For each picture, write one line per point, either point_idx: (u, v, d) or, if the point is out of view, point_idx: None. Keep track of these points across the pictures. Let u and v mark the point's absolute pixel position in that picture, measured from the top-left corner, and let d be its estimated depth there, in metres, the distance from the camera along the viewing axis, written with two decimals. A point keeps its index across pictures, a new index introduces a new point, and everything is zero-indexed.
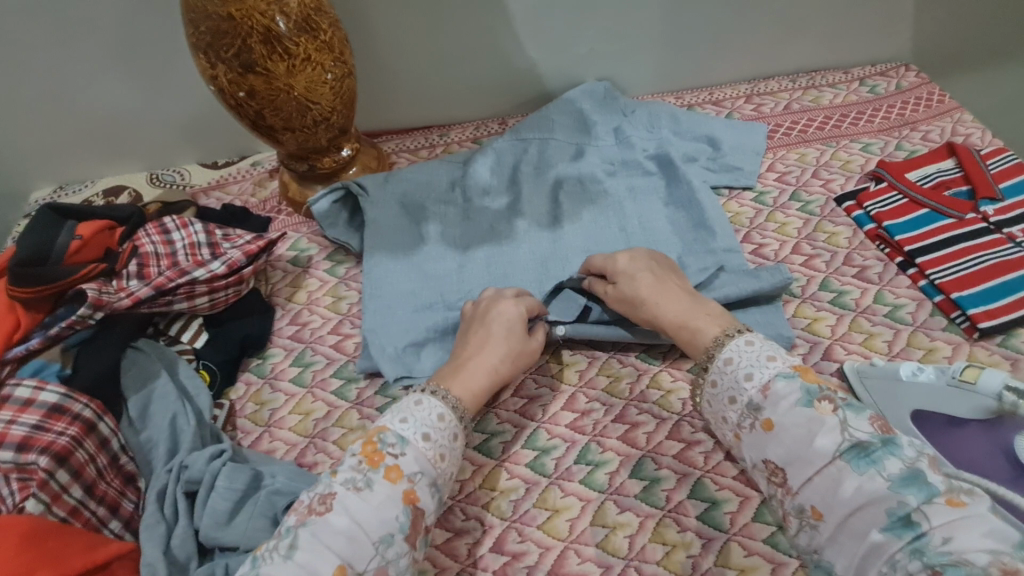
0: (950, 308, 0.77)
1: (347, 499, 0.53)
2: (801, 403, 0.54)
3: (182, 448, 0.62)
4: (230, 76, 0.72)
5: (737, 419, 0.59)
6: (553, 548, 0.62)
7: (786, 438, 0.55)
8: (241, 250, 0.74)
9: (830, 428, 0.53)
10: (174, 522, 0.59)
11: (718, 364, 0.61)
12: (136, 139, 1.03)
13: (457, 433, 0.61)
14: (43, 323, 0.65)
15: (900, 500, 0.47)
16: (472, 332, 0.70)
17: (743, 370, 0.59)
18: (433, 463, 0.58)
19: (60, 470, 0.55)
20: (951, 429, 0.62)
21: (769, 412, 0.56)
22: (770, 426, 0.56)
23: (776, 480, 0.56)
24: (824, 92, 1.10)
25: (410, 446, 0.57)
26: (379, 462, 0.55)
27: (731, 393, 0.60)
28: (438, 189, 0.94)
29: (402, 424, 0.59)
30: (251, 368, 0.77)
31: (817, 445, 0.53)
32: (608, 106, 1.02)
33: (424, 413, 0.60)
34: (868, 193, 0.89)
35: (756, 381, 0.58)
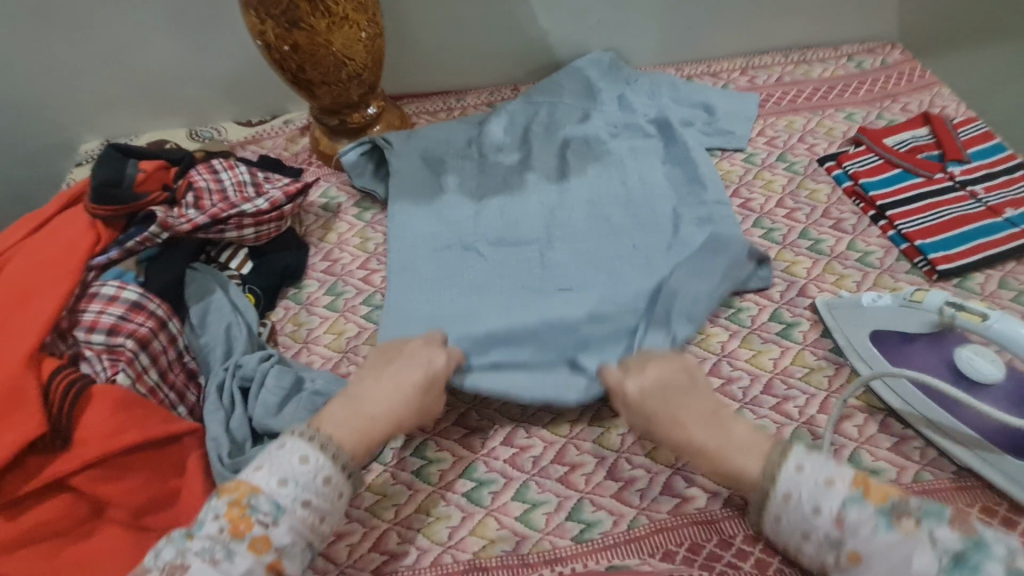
0: (914, 254, 0.86)
1: (201, 572, 0.50)
2: (884, 528, 0.50)
3: (237, 351, 0.72)
4: (277, 31, 0.81)
5: (816, 552, 0.54)
6: (555, 443, 0.73)
7: (880, 567, 0.49)
8: (282, 190, 0.84)
9: (922, 545, 0.48)
10: (231, 410, 0.69)
11: (778, 500, 0.55)
12: (178, 96, 1.12)
13: (344, 491, 0.59)
14: (118, 240, 0.73)
15: None
16: (378, 385, 0.65)
17: (809, 504, 0.53)
18: (309, 527, 0.56)
19: (142, 354, 0.65)
20: (900, 351, 0.72)
21: (853, 541, 0.51)
22: (857, 557, 0.51)
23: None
24: (814, 67, 1.18)
25: (286, 513, 0.54)
26: (244, 532, 0.52)
27: (803, 528, 0.54)
28: (456, 146, 1.04)
29: (279, 487, 0.55)
30: (289, 295, 0.87)
31: (915, 565, 0.48)
32: (613, 75, 1.11)
33: (306, 473, 0.56)
34: (848, 155, 0.99)
35: (825, 513, 0.52)
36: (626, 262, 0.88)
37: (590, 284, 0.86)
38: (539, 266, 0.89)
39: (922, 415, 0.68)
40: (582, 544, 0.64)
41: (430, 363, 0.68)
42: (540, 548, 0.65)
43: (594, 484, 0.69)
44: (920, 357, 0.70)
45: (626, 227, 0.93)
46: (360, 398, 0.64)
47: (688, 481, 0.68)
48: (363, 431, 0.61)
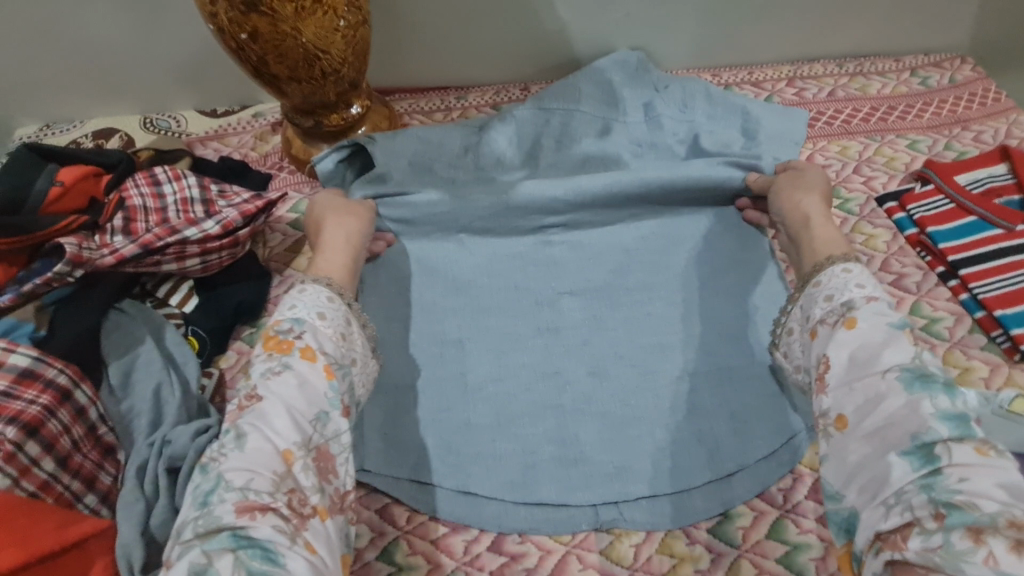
0: (991, 325, 0.73)
1: (278, 387, 0.50)
2: (893, 324, 0.51)
3: (166, 422, 0.58)
4: (231, 14, 0.64)
5: (821, 315, 0.57)
6: (554, 552, 0.60)
7: (862, 339, 0.51)
8: (238, 209, 0.69)
9: (905, 347, 0.50)
10: (154, 500, 0.56)
11: (834, 270, 0.59)
12: (129, 77, 0.95)
13: (350, 317, 0.60)
14: (16, 278, 0.61)
15: (933, 428, 0.45)
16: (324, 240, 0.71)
17: (854, 280, 0.57)
18: (337, 341, 0.56)
19: (29, 443, 0.51)
20: None
21: (858, 311, 0.53)
22: (852, 324, 0.53)
23: (820, 374, 0.53)
24: (873, 81, 1.02)
25: (310, 328, 0.55)
26: (290, 347, 0.52)
27: (830, 293, 0.57)
28: (451, 155, 0.87)
29: (292, 310, 0.56)
30: (244, 337, 0.71)
31: (885, 357, 0.49)
32: (639, 80, 0.94)
33: (313, 298, 0.58)
34: (913, 195, 0.84)
35: (864, 290, 0.55)
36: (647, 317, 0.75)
37: (592, 287, 0.77)
38: (533, 263, 0.79)
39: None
40: None
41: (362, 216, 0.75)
42: None
43: None
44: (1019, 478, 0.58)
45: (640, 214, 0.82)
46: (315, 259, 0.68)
47: None
48: (341, 274, 0.66)
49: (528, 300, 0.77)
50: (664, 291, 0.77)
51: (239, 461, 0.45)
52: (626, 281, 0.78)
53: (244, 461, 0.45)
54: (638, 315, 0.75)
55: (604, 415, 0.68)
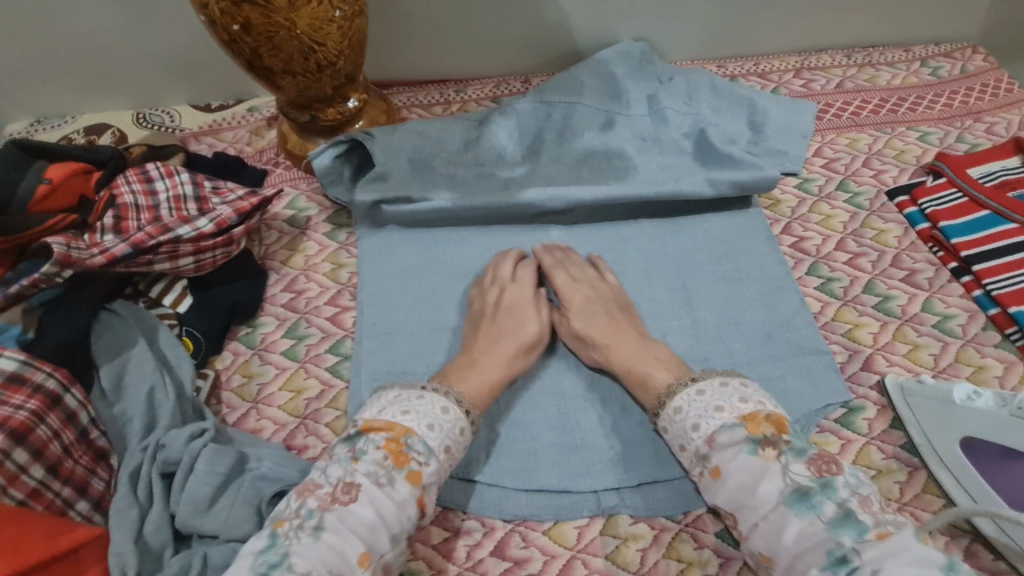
0: (1006, 323, 0.71)
1: (372, 495, 0.50)
2: (747, 452, 0.52)
3: (160, 425, 0.57)
4: (223, 5, 0.62)
5: (690, 464, 0.56)
6: (560, 557, 0.58)
7: (732, 485, 0.52)
8: (232, 207, 0.68)
9: (772, 474, 0.50)
10: (149, 506, 0.54)
11: (668, 412, 0.58)
12: (120, 72, 0.93)
13: (470, 443, 0.58)
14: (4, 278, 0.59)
15: (836, 542, 0.47)
16: (543, 328, 0.68)
17: (690, 421, 0.56)
18: (445, 470, 0.55)
19: (17, 449, 0.49)
20: (1004, 461, 0.59)
21: (714, 458, 0.53)
22: (718, 474, 0.53)
23: (731, 523, 0.53)
24: (882, 72, 0.99)
25: (435, 456, 0.54)
26: (405, 464, 0.52)
27: (681, 442, 0.57)
28: (450, 149, 0.85)
29: (429, 430, 0.54)
30: (239, 337, 0.71)
31: (761, 491, 0.51)
32: (643, 72, 0.92)
33: (449, 420, 0.56)
34: (925, 188, 0.82)
35: (701, 432, 0.55)
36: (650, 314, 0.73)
37: None
38: (533, 255, 0.79)
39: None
40: None
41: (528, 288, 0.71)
42: None
43: None
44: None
45: (637, 198, 0.80)
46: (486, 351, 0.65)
47: None
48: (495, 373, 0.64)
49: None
50: (669, 289, 0.75)
51: (310, 551, 0.46)
52: (624, 267, 0.78)
53: (314, 553, 0.46)
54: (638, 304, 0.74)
55: (604, 401, 0.67)
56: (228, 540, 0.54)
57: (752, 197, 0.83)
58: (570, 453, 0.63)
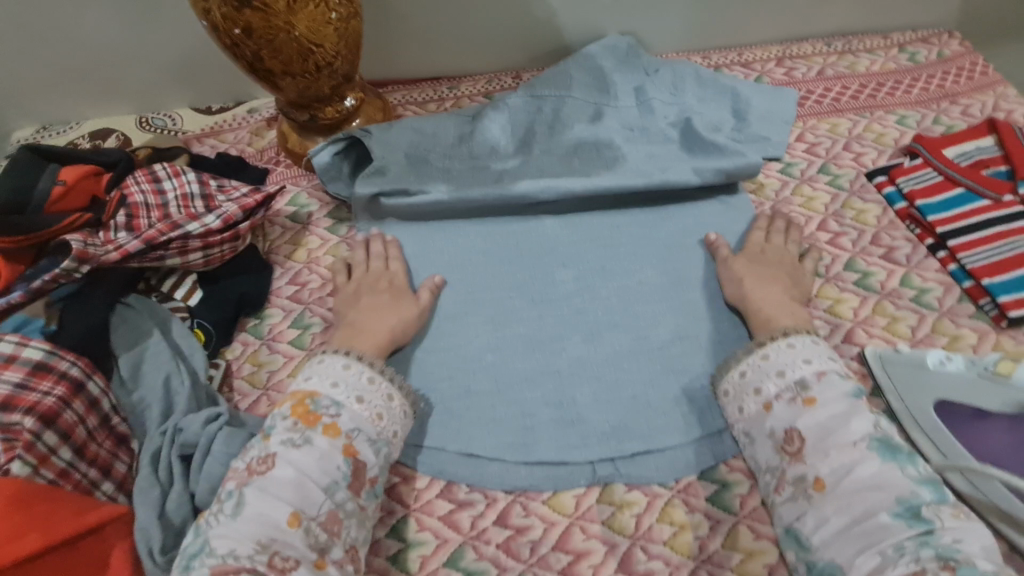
0: (979, 294, 0.74)
1: (286, 455, 0.54)
2: (848, 397, 0.58)
3: (177, 410, 0.60)
4: (224, 11, 0.65)
5: (775, 392, 0.61)
6: (558, 524, 0.61)
7: (825, 414, 0.57)
8: (238, 204, 0.71)
9: (864, 417, 0.57)
10: (170, 486, 0.57)
11: (779, 344, 0.63)
12: (123, 77, 0.95)
13: (394, 393, 0.62)
14: (25, 275, 0.62)
15: (917, 493, 0.52)
16: (420, 305, 0.73)
17: (801, 355, 0.62)
18: (371, 421, 0.59)
19: (47, 432, 0.52)
20: (975, 422, 0.62)
21: (813, 390, 0.59)
22: (813, 402, 0.58)
23: (791, 447, 0.58)
24: (861, 59, 1.02)
25: (346, 407, 0.58)
26: (314, 421, 0.56)
27: (781, 369, 0.62)
28: (445, 143, 0.88)
29: (333, 388, 0.59)
30: (248, 328, 0.74)
31: (850, 429, 0.56)
32: (629, 65, 0.95)
33: (353, 376, 0.60)
34: (902, 169, 0.85)
35: (812, 366, 0.61)
36: (641, 295, 0.77)
37: (584, 261, 0.80)
38: (527, 243, 0.82)
39: (1004, 511, 0.57)
40: None
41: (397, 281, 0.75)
42: None
43: None
44: (1000, 436, 0.60)
45: (626, 186, 0.83)
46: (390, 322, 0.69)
47: None
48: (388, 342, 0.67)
49: (524, 273, 0.79)
50: (658, 271, 0.78)
51: (231, 528, 0.51)
52: (615, 250, 0.81)
53: (236, 528, 0.50)
54: (629, 285, 0.78)
55: (598, 378, 0.70)
56: None
57: (737, 182, 0.87)
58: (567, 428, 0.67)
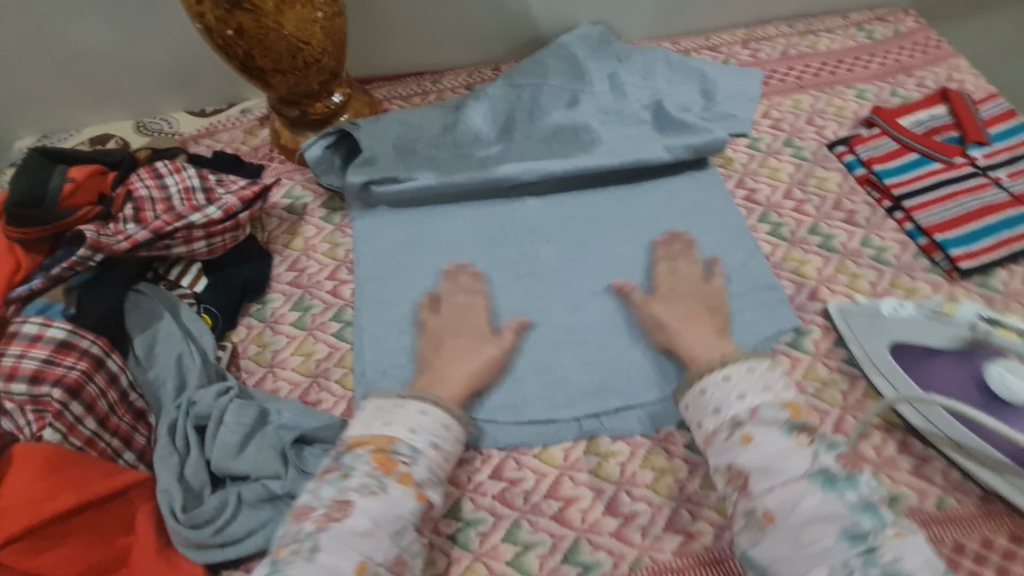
0: (933, 250, 0.80)
1: (366, 504, 0.55)
2: (784, 432, 0.58)
3: (190, 385, 0.65)
4: (217, 13, 0.70)
5: (715, 428, 0.62)
6: (548, 475, 0.66)
7: (764, 449, 0.58)
8: (237, 196, 0.75)
9: (804, 453, 0.57)
10: (187, 453, 0.62)
11: (716, 378, 0.64)
12: (119, 84, 1.00)
13: (461, 440, 0.64)
14: (43, 265, 0.67)
15: (857, 521, 0.53)
16: (503, 345, 0.72)
17: (738, 389, 0.63)
18: (439, 467, 0.61)
19: (74, 403, 0.57)
20: (927, 360, 0.67)
21: (751, 427, 0.59)
22: (749, 439, 0.59)
23: (738, 481, 0.58)
24: (822, 39, 1.08)
25: (423, 456, 0.60)
26: (393, 467, 0.57)
27: (717, 405, 0.63)
28: (430, 133, 0.93)
29: (412, 433, 0.60)
30: (251, 312, 0.79)
31: (789, 463, 0.56)
32: (602, 53, 1.00)
33: (429, 422, 0.62)
34: (860, 138, 0.91)
35: (746, 403, 0.61)
36: (621, 266, 0.81)
37: (566, 237, 0.85)
38: (511, 223, 0.87)
39: (948, 438, 0.64)
40: None
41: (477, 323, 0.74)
42: None
43: (590, 522, 0.63)
44: (945, 370, 0.65)
45: (602, 166, 0.88)
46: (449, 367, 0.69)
47: (693, 514, 0.63)
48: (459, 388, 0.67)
49: (510, 250, 0.84)
50: (634, 242, 0.84)
51: (308, 572, 0.51)
52: (595, 225, 0.86)
53: (315, 572, 0.51)
54: (610, 257, 0.82)
55: (583, 343, 0.75)
56: (258, 478, 0.62)
57: (707, 158, 0.92)
58: (553, 390, 0.71)
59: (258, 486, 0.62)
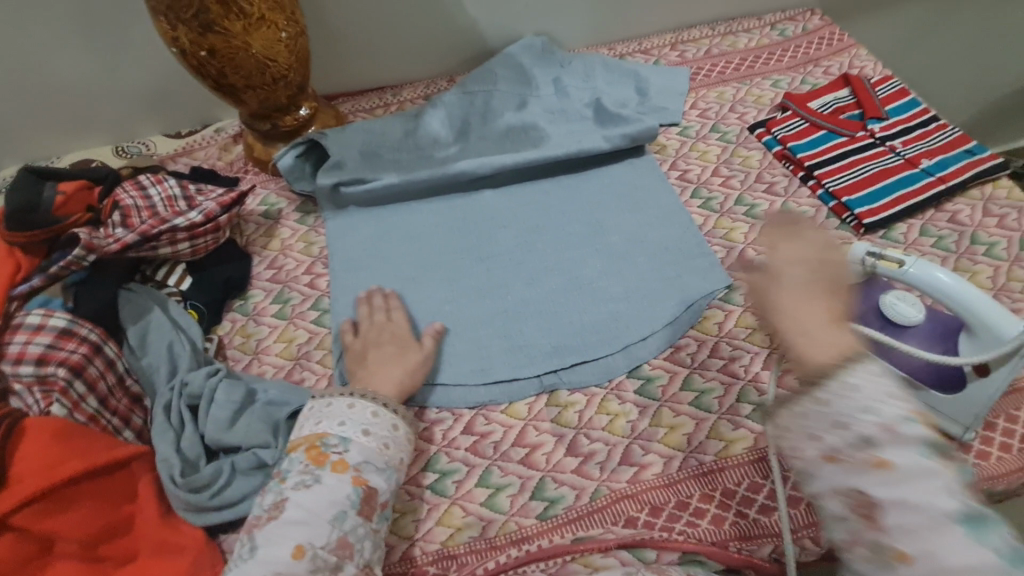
0: (842, 210, 0.91)
1: (298, 496, 0.59)
2: (928, 452, 0.44)
3: (181, 369, 0.71)
4: (191, 36, 0.78)
5: (835, 444, 0.46)
6: (515, 427, 0.73)
7: (908, 479, 0.44)
8: (216, 201, 0.82)
9: (948, 486, 0.43)
10: (182, 429, 0.68)
11: (838, 385, 0.47)
12: (98, 112, 1.07)
13: (397, 423, 0.66)
14: (40, 266, 0.72)
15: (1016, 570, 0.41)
16: (425, 351, 0.76)
17: (864, 402, 0.46)
18: (379, 452, 0.63)
19: (77, 381, 0.64)
20: None
21: (890, 448, 0.44)
22: (887, 466, 0.44)
23: (861, 511, 0.45)
24: (740, 38, 1.21)
25: (354, 443, 0.63)
26: (323, 460, 0.61)
27: (840, 419, 0.46)
28: (392, 139, 1.02)
29: (340, 426, 0.64)
30: (235, 307, 0.85)
31: (934, 497, 0.43)
32: (545, 60, 1.11)
33: (358, 414, 0.65)
34: (776, 121, 1.03)
35: (879, 416, 0.45)
36: (571, 243, 0.90)
37: (522, 223, 0.94)
38: (471, 214, 0.95)
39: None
40: (547, 521, 0.66)
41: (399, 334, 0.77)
42: (507, 530, 0.66)
43: (554, 462, 0.70)
44: (852, 305, 0.75)
45: (551, 158, 0.97)
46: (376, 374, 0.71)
47: (644, 448, 0.71)
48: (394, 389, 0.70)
49: (472, 237, 0.92)
50: (583, 221, 0.93)
51: (250, 567, 0.57)
52: (547, 210, 0.95)
53: (254, 567, 0.56)
54: (561, 236, 0.91)
55: (540, 311, 0.83)
56: (250, 448, 0.68)
57: (644, 145, 1.02)
58: (514, 354, 0.79)
59: (250, 454, 0.67)
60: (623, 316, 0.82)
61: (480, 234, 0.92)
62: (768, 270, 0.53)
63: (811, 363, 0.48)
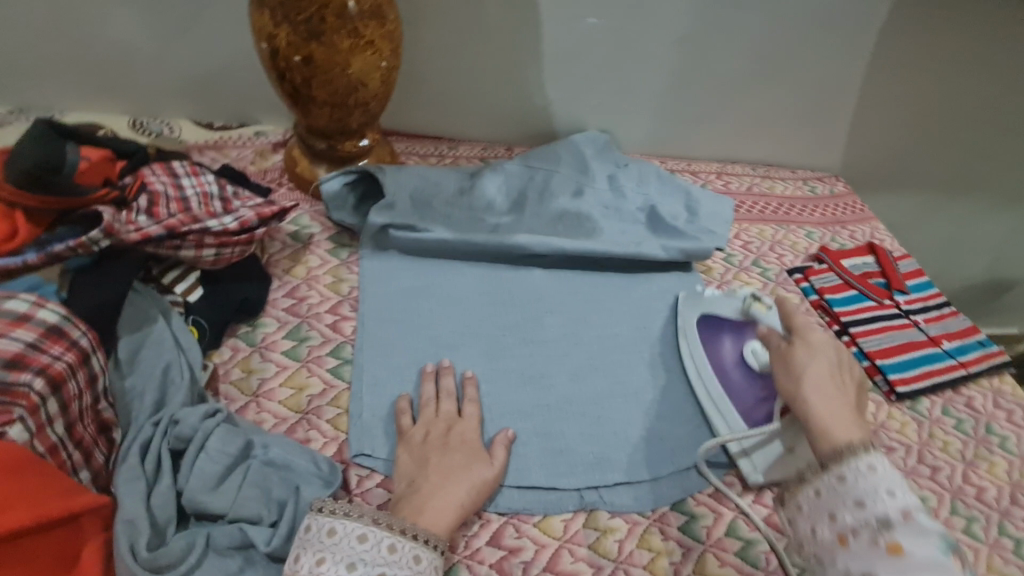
0: (874, 372, 0.93)
1: None
2: (940, 549, 0.48)
3: (173, 403, 0.60)
4: (292, 39, 0.73)
5: (853, 524, 0.52)
6: (549, 546, 0.64)
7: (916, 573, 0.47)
8: (255, 211, 0.72)
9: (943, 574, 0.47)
10: (155, 480, 0.55)
11: (831, 479, 0.54)
12: (127, 78, 0.96)
13: (421, 555, 0.53)
14: (39, 239, 0.63)
15: None
16: (494, 467, 0.65)
17: (858, 495, 0.53)
18: None
19: (51, 398, 0.52)
20: (717, 329, 0.82)
21: (897, 534, 0.49)
22: (898, 551, 0.49)
23: None
24: (777, 184, 1.28)
25: None
26: None
27: (832, 509, 0.54)
28: (447, 193, 0.94)
29: (348, 569, 0.51)
30: (239, 334, 0.73)
31: None
32: (606, 156, 1.11)
33: (369, 550, 0.52)
34: (813, 270, 1.07)
35: (869, 509, 0.51)
36: (618, 346, 0.85)
37: (569, 310, 0.89)
38: (518, 289, 0.89)
39: (714, 405, 0.77)
40: None
41: (464, 438, 0.66)
42: None
43: None
44: (729, 351, 0.79)
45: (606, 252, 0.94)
46: (431, 493, 0.59)
47: None
48: (448, 517, 0.58)
49: (516, 315, 0.86)
50: (630, 324, 0.89)
51: None
52: (594, 303, 0.91)
53: None
54: (608, 335, 0.86)
55: (583, 414, 0.76)
56: (234, 520, 0.55)
57: (692, 263, 1.02)
58: (551, 460, 0.71)
59: (233, 529, 0.54)
60: (668, 438, 0.76)
61: (524, 313, 0.86)
62: (799, 353, 0.67)
63: (834, 438, 0.57)
